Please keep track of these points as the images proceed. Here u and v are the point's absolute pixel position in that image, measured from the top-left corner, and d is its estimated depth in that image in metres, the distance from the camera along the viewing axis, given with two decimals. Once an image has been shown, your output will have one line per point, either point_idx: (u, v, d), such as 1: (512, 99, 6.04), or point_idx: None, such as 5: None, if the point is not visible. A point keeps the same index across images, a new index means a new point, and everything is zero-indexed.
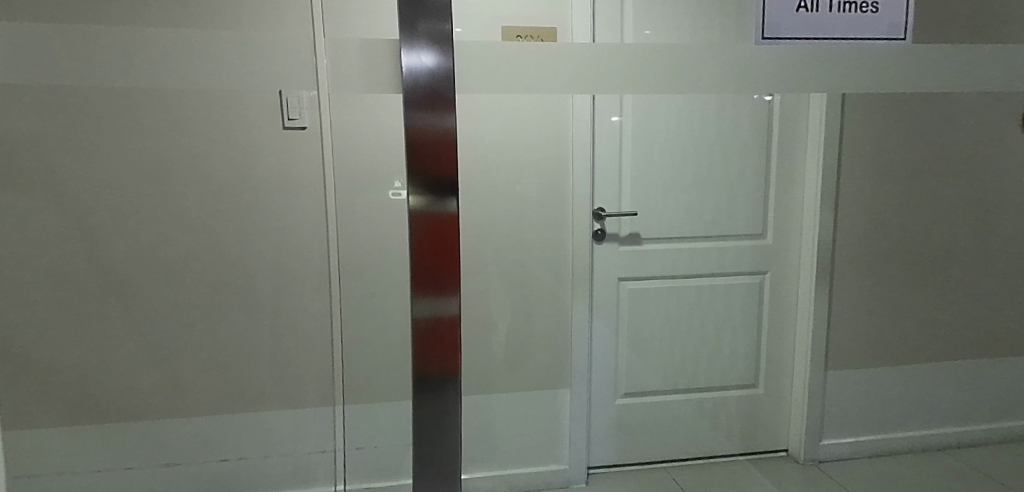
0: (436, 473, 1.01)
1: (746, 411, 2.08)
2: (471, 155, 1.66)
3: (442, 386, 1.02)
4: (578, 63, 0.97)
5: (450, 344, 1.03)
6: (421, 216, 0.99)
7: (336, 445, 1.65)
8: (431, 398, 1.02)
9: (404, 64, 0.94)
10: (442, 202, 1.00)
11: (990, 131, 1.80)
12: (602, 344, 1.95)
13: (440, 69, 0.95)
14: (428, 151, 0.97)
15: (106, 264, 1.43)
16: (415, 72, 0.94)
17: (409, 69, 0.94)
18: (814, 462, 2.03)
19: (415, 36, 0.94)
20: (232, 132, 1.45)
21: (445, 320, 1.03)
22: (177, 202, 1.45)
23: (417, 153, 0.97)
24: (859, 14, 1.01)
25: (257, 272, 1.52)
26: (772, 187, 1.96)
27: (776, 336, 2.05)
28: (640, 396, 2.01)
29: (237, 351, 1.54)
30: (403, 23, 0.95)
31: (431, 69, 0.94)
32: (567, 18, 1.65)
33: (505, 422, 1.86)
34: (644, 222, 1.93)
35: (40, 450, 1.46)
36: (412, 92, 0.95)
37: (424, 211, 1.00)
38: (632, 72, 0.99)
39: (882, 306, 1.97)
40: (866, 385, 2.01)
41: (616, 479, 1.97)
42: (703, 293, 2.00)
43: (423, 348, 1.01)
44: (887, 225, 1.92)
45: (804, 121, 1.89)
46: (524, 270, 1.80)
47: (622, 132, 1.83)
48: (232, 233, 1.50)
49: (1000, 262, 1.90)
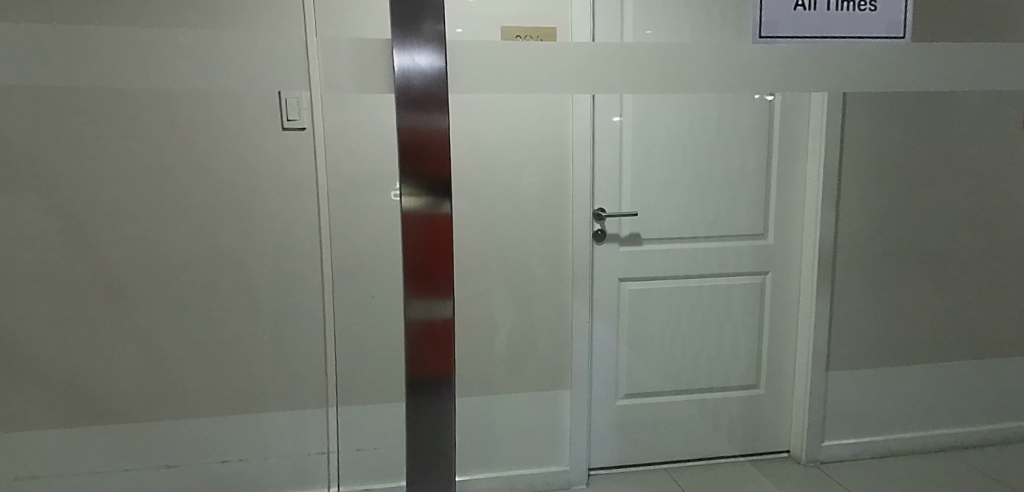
0: (428, 475, 1.01)
1: (748, 412, 2.07)
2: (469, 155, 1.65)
3: (437, 390, 1.01)
4: (576, 64, 0.97)
5: (443, 346, 1.01)
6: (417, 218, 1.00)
7: (331, 447, 1.66)
8: (424, 400, 1.01)
9: (397, 64, 0.94)
10: (436, 204, 1.01)
11: (991, 130, 1.79)
12: (602, 345, 1.95)
13: (433, 69, 0.94)
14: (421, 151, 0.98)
15: (105, 265, 1.42)
16: (408, 73, 0.94)
17: (402, 69, 0.94)
18: (816, 463, 2.02)
19: (408, 37, 0.94)
20: (230, 133, 1.45)
21: (438, 323, 1.00)
22: (175, 202, 1.45)
23: (409, 154, 0.98)
24: (857, 12, 1.01)
25: (256, 273, 1.51)
26: (773, 187, 1.95)
27: (777, 336, 2.04)
28: (640, 397, 2.00)
29: (236, 352, 1.54)
30: (397, 23, 0.95)
31: (424, 69, 0.94)
32: (567, 18, 1.65)
33: (505, 422, 1.86)
34: (644, 223, 1.92)
35: (39, 451, 1.46)
36: (408, 93, 0.95)
37: (418, 212, 1.01)
38: (631, 71, 0.98)
39: (883, 306, 1.96)
40: (868, 385, 2.00)
41: (617, 481, 1.96)
42: (704, 293, 1.99)
43: (415, 350, 0.99)
44: (889, 225, 1.92)
45: (805, 120, 1.89)
46: (524, 270, 1.79)
47: (622, 132, 1.82)
48: (231, 234, 1.49)
49: (1002, 262, 1.89)
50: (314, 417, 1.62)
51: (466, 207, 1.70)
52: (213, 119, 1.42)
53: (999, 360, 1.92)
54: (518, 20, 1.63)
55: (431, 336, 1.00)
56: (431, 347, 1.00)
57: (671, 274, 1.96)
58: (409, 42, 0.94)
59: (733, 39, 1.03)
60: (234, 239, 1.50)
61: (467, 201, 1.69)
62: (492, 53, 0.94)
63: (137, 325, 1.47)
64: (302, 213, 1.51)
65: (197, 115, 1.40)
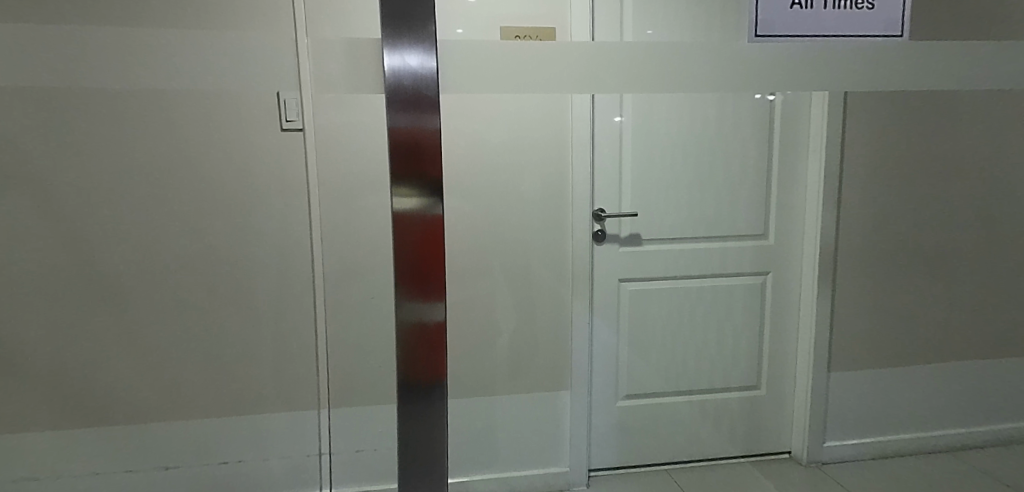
0: (421, 478, 1.01)
1: (749, 413, 2.06)
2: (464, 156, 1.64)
3: (428, 394, 1.00)
4: (575, 63, 0.95)
5: (435, 349, 1.00)
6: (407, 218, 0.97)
7: (322, 449, 1.66)
8: (416, 403, 1.00)
9: (387, 66, 0.91)
10: (428, 206, 0.99)
11: (992, 129, 1.78)
12: (603, 346, 1.94)
13: (424, 71, 0.92)
14: (411, 152, 0.96)
15: (104, 266, 1.42)
16: (398, 73, 0.92)
17: (393, 71, 0.92)
18: (818, 464, 2.01)
19: (399, 37, 0.92)
20: (228, 134, 1.45)
21: (429, 325, 0.99)
22: (173, 204, 1.44)
23: (399, 154, 0.96)
24: (854, 11, 1.00)
25: (254, 275, 1.51)
26: (774, 186, 1.94)
27: (778, 336, 2.03)
28: (641, 398, 2.00)
29: (235, 354, 1.54)
30: (387, 23, 0.92)
31: (415, 71, 0.92)
32: (567, 17, 1.65)
33: (505, 423, 1.85)
34: (644, 223, 1.91)
35: (38, 452, 1.46)
36: (398, 93, 0.93)
37: (411, 213, 0.98)
38: (630, 71, 0.97)
39: (884, 306, 1.95)
40: (869, 386, 1.99)
41: (617, 481, 1.95)
42: (705, 293, 1.99)
43: (407, 353, 0.99)
44: (890, 225, 1.91)
45: (805, 119, 1.88)
46: (524, 270, 1.79)
47: (622, 131, 1.82)
48: (228, 236, 1.49)
49: (1003, 261, 1.88)
50: (313, 419, 1.61)
51: (465, 207, 1.69)
52: (211, 120, 1.42)
53: (1003, 360, 1.90)
54: (516, 21, 1.61)
55: (423, 340, 0.99)
56: (423, 351, 0.99)
57: (671, 275, 1.95)
58: (399, 41, 0.92)
59: (730, 40, 1.03)
60: (231, 241, 1.49)
61: (467, 201, 1.68)
62: (487, 56, 0.93)
63: (135, 327, 1.47)
64: (300, 213, 1.52)
65: (194, 115, 1.40)
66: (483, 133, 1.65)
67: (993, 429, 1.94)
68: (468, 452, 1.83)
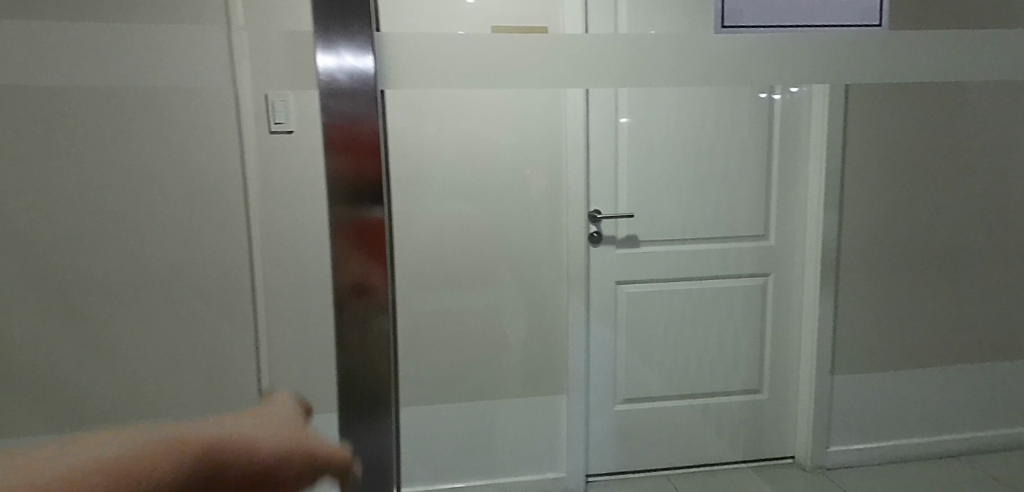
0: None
1: (751, 418, 2.01)
2: (455, 159, 1.68)
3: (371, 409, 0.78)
4: (602, 57, 0.83)
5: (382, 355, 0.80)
6: (345, 225, 0.76)
7: None
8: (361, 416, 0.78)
9: (321, 65, 0.73)
10: (364, 209, 0.77)
11: (999, 124, 1.78)
12: (600, 349, 1.91)
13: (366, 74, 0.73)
14: (340, 153, 0.74)
15: (95, 273, 1.40)
16: (333, 74, 0.73)
17: (327, 71, 0.72)
18: (822, 470, 1.96)
19: (337, 32, 0.72)
20: (212, 136, 1.40)
21: (376, 330, 0.79)
22: (155, 208, 1.41)
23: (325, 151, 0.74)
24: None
25: (234, 278, 1.47)
26: (774, 186, 1.89)
27: (781, 339, 1.98)
28: (639, 402, 1.96)
29: (221, 365, 1.48)
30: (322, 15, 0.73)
31: (355, 73, 0.73)
32: (559, 16, 1.61)
33: (500, 426, 1.83)
34: (642, 224, 1.87)
35: None
36: (333, 92, 0.73)
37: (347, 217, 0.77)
38: (665, 68, 0.85)
39: (890, 307, 1.90)
40: (876, 390, 1.94)
41: (615, 487, 1.92)
42: (705, 296, 1.94)
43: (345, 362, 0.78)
44: (894, 223, 1.86)
45: (806, 115, 1.83)
46: (519, 273, 1.76)
47: (618, 130, 1.79)
48: (212, 241, 1.44)
49: (999, 266, 1.88)
50: None
51: (454, 208, 1.70)
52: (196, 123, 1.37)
53: (996, 363, 1.92)
54: (510, 21, 1.58)
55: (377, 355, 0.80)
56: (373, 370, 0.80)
57: (670, 278, 1.92)
58: (328, 31, 0.72)
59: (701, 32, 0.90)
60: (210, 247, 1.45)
61: (457, 200, 1.70)
62: (441, 56, 0.79)
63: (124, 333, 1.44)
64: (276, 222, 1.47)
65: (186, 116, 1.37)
66: (478, 133, 1.67)
67: (987, 433, 1.95)
68: (465, 454, 1.83)
